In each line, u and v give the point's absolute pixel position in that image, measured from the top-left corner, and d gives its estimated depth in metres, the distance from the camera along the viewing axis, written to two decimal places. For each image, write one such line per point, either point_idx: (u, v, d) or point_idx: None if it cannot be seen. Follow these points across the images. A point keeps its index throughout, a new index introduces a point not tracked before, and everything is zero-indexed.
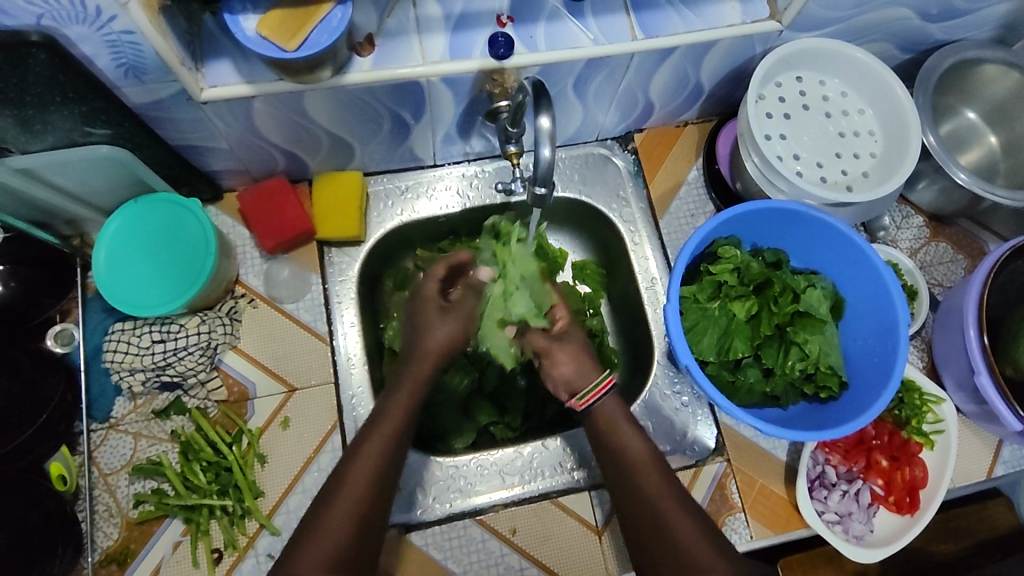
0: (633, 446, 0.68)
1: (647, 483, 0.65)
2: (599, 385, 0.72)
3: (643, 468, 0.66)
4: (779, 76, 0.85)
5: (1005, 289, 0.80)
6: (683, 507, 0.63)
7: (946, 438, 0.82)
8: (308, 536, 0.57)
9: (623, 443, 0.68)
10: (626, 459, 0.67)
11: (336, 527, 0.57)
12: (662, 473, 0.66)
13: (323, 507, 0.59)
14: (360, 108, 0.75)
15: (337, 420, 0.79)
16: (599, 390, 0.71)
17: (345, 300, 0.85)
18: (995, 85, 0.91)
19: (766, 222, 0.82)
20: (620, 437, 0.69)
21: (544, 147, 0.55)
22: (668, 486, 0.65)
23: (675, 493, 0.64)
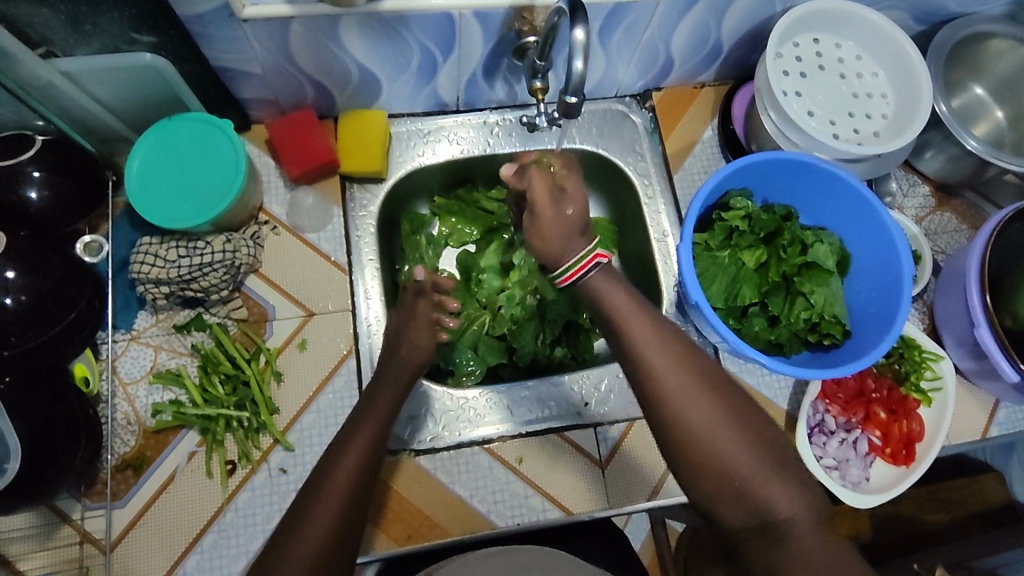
0: (663, 372, 0.61)
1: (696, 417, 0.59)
2: (582, 260, 0.69)
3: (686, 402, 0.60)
4: (796, 36, 0.87)
5: (1006, 250, 0.80)
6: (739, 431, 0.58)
7: (944, 395, 0.84)
8: (312, 491, 0.59)
9: (653, 374, 0.61)
10: (662, 393, 0.60)
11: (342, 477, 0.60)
12: (714, 400, 0.60)
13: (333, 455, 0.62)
14: (392, 39, 0.77)
15: (352, 346, 0.81)
16: (583, 266, 0.68)
17: (365, 234, 0.87)
18: (1002, 60, 0.94)
19: (779, 175, 0.84)
20: (652, 364, 0.61)
21: (578, 59, 0.58)
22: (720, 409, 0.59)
23: (722, 408, 0.59)
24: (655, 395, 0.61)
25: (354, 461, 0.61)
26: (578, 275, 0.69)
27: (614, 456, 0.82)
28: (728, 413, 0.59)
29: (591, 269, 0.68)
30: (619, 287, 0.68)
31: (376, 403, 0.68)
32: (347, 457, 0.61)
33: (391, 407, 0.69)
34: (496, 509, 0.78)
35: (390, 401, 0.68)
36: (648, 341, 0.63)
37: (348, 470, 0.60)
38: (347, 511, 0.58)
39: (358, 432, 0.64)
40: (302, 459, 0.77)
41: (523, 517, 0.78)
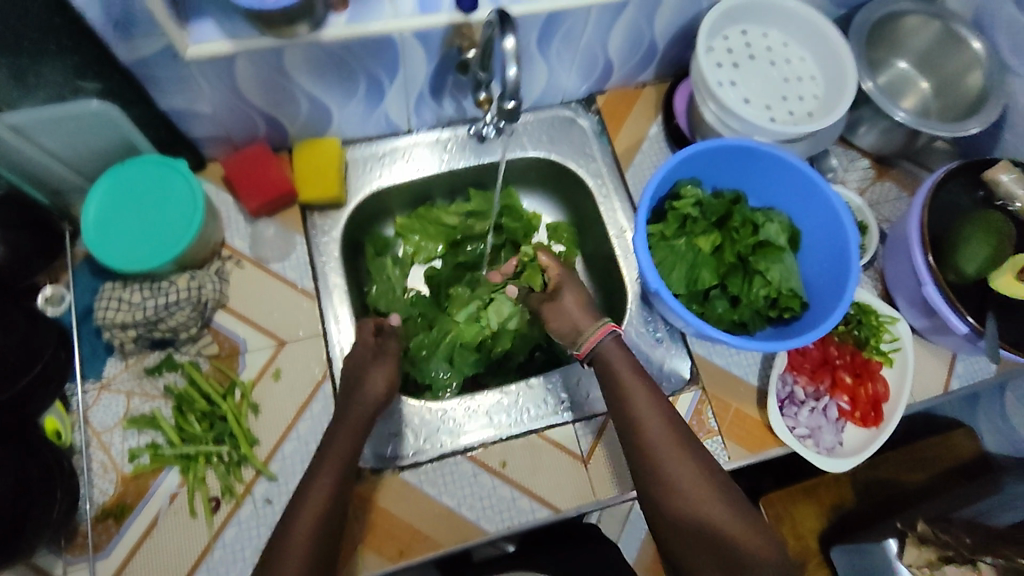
0: (639, 408, 0.71)
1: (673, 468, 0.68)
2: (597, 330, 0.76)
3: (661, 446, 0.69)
4: (725, 29, 0.91)
5: (942, 211, 0.84)
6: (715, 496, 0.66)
7: (903, 355, 0.88)
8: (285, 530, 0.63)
9: (629, 406, 0.72)
10: (639, 430, 0.70)
11: (308, 524, 0.62)
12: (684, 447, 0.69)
13: (301, 496, 0.65)
14: (338, 67, 0.79)
15: (327, 369, 0.82)
16: (601, 332, 0.76)
17: (330, 258, 0.89)
18: (918, 35, 1.00)
19: (724, 161, 0.87)
20: (634, 405, 0.71)
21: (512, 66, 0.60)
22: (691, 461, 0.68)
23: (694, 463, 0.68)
24: (638, 437, 0.70)
25: (322, 503, 0.64)
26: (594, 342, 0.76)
27: (595, 451, 0.83)
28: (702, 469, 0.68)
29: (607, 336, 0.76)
30: (625, 357, 0.75)
31: (342, 435, 0.69)
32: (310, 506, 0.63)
33: (350, 450, 0.69)
34: (485, 515, 0.79)
35: (350, 448, 0.68)
36: (645, 404, 0.71)
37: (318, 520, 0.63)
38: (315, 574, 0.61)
39: (325, 471, 0.66)
40: (286, 487, 0.76)
41: (513, 519, 0.79)
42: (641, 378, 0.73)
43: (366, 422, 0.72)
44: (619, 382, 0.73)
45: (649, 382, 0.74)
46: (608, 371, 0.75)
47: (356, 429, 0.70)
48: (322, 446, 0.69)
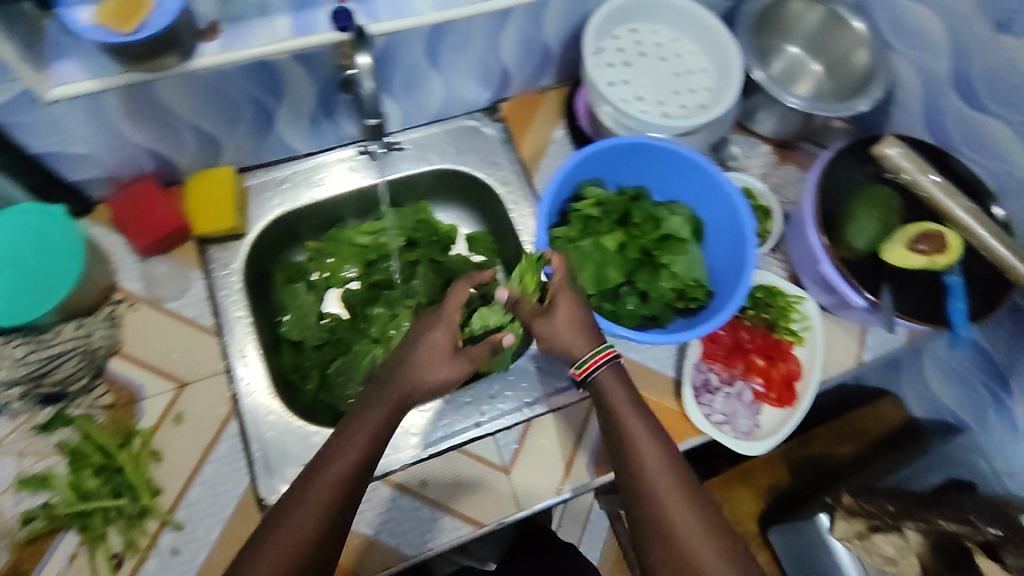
0: (631, 428, 0.69)
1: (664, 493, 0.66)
2: (598, 354, 0.72)
3: (650, 469, 0.67)
4: (613, 30, 0.92)
5: (834, 188, 0.85)
6: (703, 527, 0.64)
7: (814, 333, 0.89)
8: (254, 554, 0.60)
9: (622, 424, 0.70)
10: (631, 449, 0.68)
11: (282, 550, 0.59)
12: (677, 472, 0.67)
13: (277, 518, 0.62)
14: (218, 95, 0.77)
15: (232, 406, 0.79)
16: (596, 361, 0.72)
17: (232, 292, 0.86)
18: (803, 21, 1.03)
19: (621, 159, 0.87)
20: (626, 423, 0.70)
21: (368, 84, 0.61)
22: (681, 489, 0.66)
23: (685, 493, 0.66)
24: (630, 454, 0.68)
25: (300, 535, 0.60)
26: (590, 369, 0.72)
27: (517, 459, 0.82)
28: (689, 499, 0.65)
29: (603, 362, 0.72)
30: (620, 386, 0.72)
31: (338, 455, 0.65)
32: (289, 533, 0.60)
33: (349, 474, 0.64)
34: (406, 539, 0.77)
35: (349, 470, 0.64)
36: (637, 423, 0.69)
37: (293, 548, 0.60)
38: None
39: (308, 499, 0.62)
40: (193, 535, 0.73)
41: (436, 539, 0.77)
42: (635, 398, 0.71)
43: (370, 443, 0.67)
44: (609, 401, 0.71)
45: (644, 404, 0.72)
46: (602, 395, 0.72)
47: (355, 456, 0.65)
48: (314, 463, 0.65)
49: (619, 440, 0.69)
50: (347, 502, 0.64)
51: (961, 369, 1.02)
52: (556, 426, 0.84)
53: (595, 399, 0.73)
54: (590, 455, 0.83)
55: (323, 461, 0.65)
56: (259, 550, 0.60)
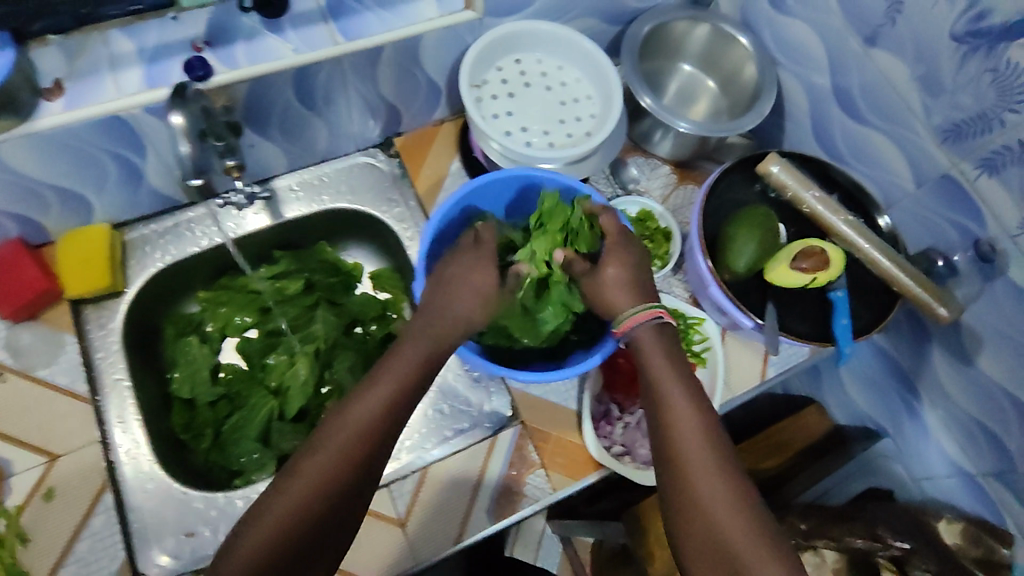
0: (669, 391, 0.64)
1: (696, 468, 0.60)
2: (639, 312, 0.68)
3: (685, 433, 0.62)
4: (496, 61, 0.91)
5: (720, 210, 0.86)
6: (738, 506, 0.58)
7: (714, 354, 0.88)
8: (265, 506, 0.56)
9: (661, 388, 0.65)
10: (668, 413, 0.63)
11: (286, 505, 0.55)
12: (715, 445, 0.61)
13: (293, 468, 0.57)
14: (73, 154, 0.73)
15: (108, 477, 0.76)
16: (638, 318, 0.68)
17: (110, 354, 0.82)
18: (692, 38, 1.01)
19: (508, 191, 0.86)
20: (665, 389, 0.65)
21: None
22: (720, 465, 0.60)
23: (721, 469, 0.60)
24: (665, 416, 0.64)
25: (313, 487, 0.56)
26: (634, 324, 0.68)
27: (412, 510, 0.80)
28: (726, 476, 0.59)
29: (646, 322, 0.68)
30: (662, 347, 0.67)
31: (368, 397, 0.62)
32: (300, 486, 0.56)
33: (376, 418, 0.60)
34: None
35: (380, 408, 0.61)
36: (675, 385, 0.65)
37: (303, 501, 0.55)
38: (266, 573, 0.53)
39: (325, 450, 0.58)
40: None
41: None
42: (681, 368, 0.66)
43: (403, 389, 0.63)
44: (648, 362, 0.66)
45: (689, 375, 0.66)
46: (640, 354, 0.68)
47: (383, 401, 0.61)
48: (339, 407, 0.62)
49: (659, 409, 0.64)
50: (373, 452, 0.59)
51: (875, 378, 1.02)
52: (455, 471, 0.83)
53: (635, 358, 0.68)
54: (489, 501, 0.81)
55: (348, 409, 0.61)
56: (271, 500, 0.56)
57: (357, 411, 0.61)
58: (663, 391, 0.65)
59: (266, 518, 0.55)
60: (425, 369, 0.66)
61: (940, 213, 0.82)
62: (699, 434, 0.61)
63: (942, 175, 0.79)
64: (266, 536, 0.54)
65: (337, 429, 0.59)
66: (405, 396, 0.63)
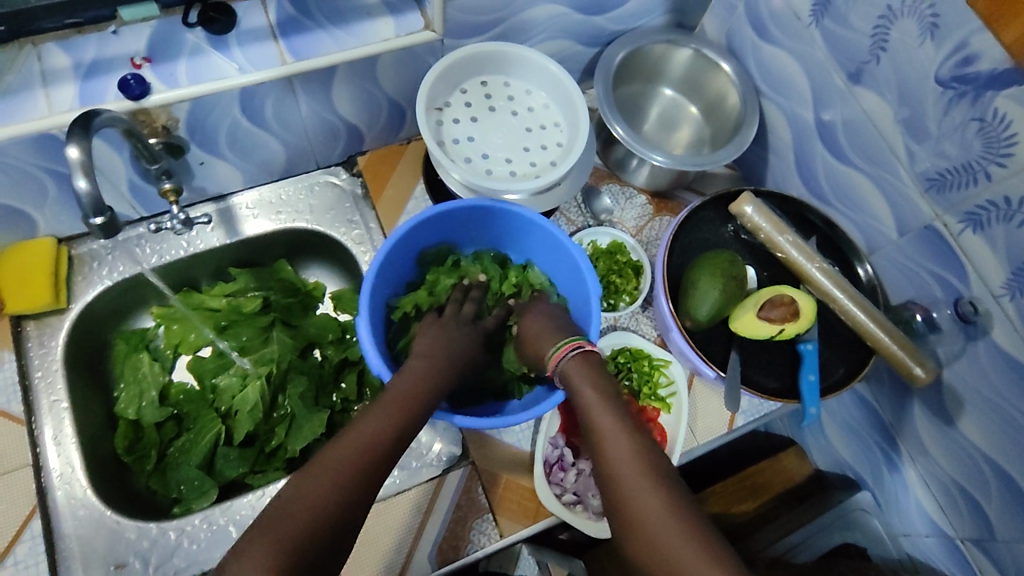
0: (595, 408, 0.61)
1: (628, 482, 0.55)
2: (559, 349, 0.68)
3: (614, 447, 0.58)
4: (462, 82, 0.88)
5: (689, 249, 0.82)
6: (678, 519, 0.53)
7: (679, 400, 0.84)
8: (288, 498, 0.52)
9: (588, 409, 0.62)
10: (596, 431, 0.60)
11: (314, 497, 0.52)
12: (650, 455, 0.57)
13: (318, 461, 0.54)
14: (5, 168, 0.71)
15: (38, 502, 0.74)
16: (560, 353, 0.68)
17: (49, 372, 0.80)
18: (672, 64, 0.99)
19: (469, 222, 0.83)
20: (591, 406, 0.62)
21: (80, 178, 0.59)
22: (657, 477, 0.55)
23: (658, 479, 0.55)
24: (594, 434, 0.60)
25: (336, 481, 0.53)
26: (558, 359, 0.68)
27: (351, 551, 0.76)
28: (663, 486, 0.55)
29: (569, 352, 0.67)
30: (590, 372, 0.65)
31: (391, 403, 0.61)
32: (325, 478, 0.53)
33: (396, 424, 0.60)
34: None
35: (400, 415, 0.60)
36: (600, 402, 0.62)
37: (331, 493, 0.52)
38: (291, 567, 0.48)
39: (350, 443, 0.56)
40: None
41: None
42: (607, 383, 0.63)
43: (421, 401, 0.63)
44: (578, 388, 0.64)
45: (616, 387, 0.63)
46: (568, 381, 0.66)
47: (402, 410, 0.61)
48: (358, 415, 0.60)
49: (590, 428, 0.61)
50: (392, 456, 0.58)
51: (853, 423, 0.97)
52: (398, 512, 0.79)
53: (565, 389, 0.66)
54: (432, 545, 0.77)
55: (365, 416, 0.59)
56: (291, 495, 0.52)
57: (375, 417, 0.59)
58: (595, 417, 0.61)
59: (290, 511, 0.51)
60: (439, 386, 0.66)
61: (926, 266, 0.77)
62: (637, 455, 0.57)
63: (926, 227, 0.76)
64: (293, 530, 0.50)
65: (355, 432, 0.57)
66: (418, 403, 0.63)
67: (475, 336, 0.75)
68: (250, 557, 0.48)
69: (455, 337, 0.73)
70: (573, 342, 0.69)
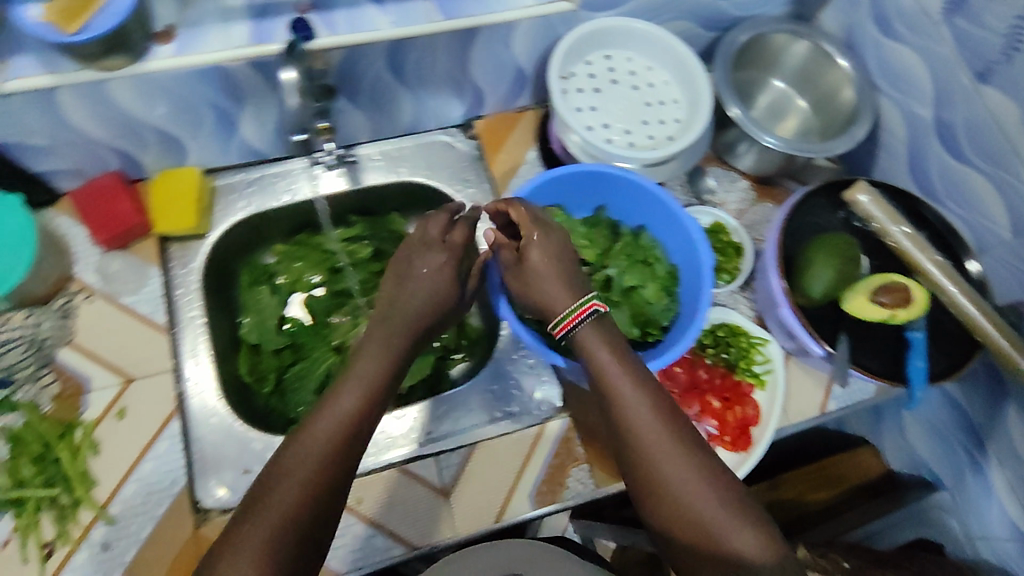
0: (619, 379, 0.67)
1: (652, 446, 0.63)
2: (578, 308, 0.72)
3: (638, 417, 0.64)
4: (587, 55, 0.91)
5: (799, 231, 0.84)
6: (704, 481, 0.60)
7: (775, 377, 0.87)
8: (278, 471, 0.58)
9: (611, 379, 0.67)
10: (620, 400, 0.66)
11: (299, 473, 0.57)
12: (671, 423, 0.64)
13: (302, 437, 0.60)
14: (174, 97, 0.78)
15: (176, 405, 0.80)
16: (572, 320, 0.71)
17: (189, 291, 0.87)
18: (790, 55, 1.00)
19: (584, 187, 0.87)
20: (615, 378, 0.67)
21: None
22: (681, 442, 0.63)
23: (682, 444, 0.63)
24: (616, 404, 0.66)
25: (317, 454, 0.59)
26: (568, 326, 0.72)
27: (457, 482, 0.82)
28: (687, 451, 0.62)
29: (584, 318, 0.71)
30: (602, 341, 0.70)
31: (359, 381, 0.66)
32: (307, 454, 0.59)
33: (361, 401, 0.64)
34: (337, 554, 0.77)
35: (366, 392, 0.65)
36: (624, 375, 0.67)
37: (313, 466, 0.58)
38: (283, 533, 0.54)
39: (326, 418, 0.62)
40: (126, 530, 0.74)
41: (365, 559, 0.77)
42: (624, 353, 0.69)
43: (378, 381, 0.67)
44: (597, 359, 0.69)
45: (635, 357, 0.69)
46: (582, 348, 0.70)
47: (366, 389, 0.65)
48: (332, 392, 0.65)
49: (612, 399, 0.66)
50: (362, 432, 0.63)
51: (940, 424, 0.97)
52: (501, 452, 0.84)
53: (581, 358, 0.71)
54: (531, 485, 0.82)
55: (338, 395, 0.64)
56: (281, 467, 0.58)
57: (339, 402, 0.63)
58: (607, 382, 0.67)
59: (282, 481, 0.57)
60: (391, 366, 0.69)
61: None
62: (658, 425, 0.63)
63: None
64: (287, 497, 0.56)
65: (331, 413, 0.62)
66: (381, 385, 0.67)
67: (452, 277, 0.79)
68: (255, 519, 0.54)
69: (431, 287, 0.77)
70: (590, 303, 0.73)
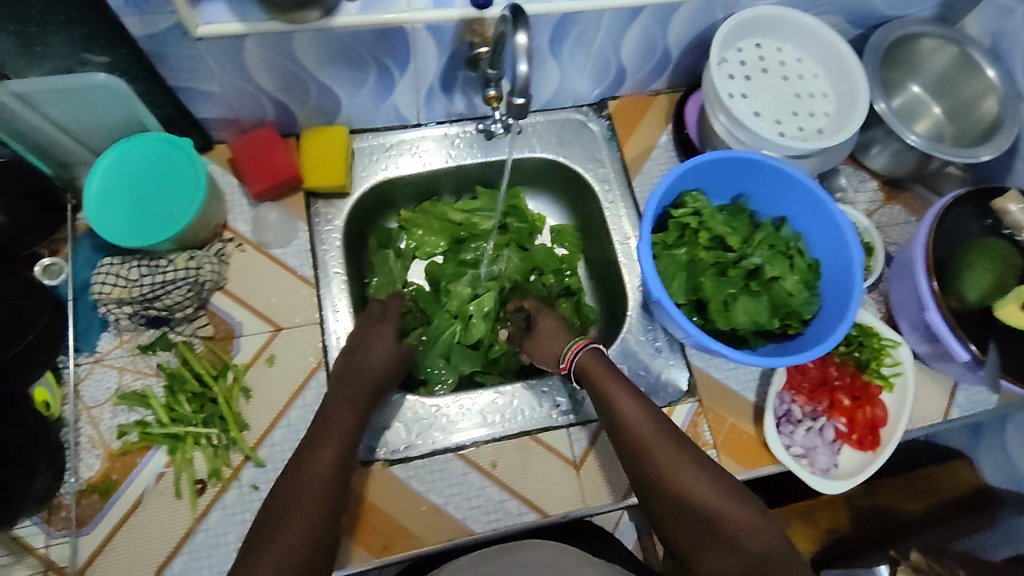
0: (619, 400, 0.74)
1: (654, 455, 0.70)
2: (576, 344, 0.80)
3: (640, 434, 0.72)
4: (739, 42, 0.91)
5: (946, 237, 0.84)
6: (708, 483, 0.68)
7: (904, 379, 0.86)
8: (277, 517, 0.62)
9: (612, 400, 0.75)
10: (622, 420, 0.73)
11: (300, 520, 0.62)
12: (671, 438, 0.72)
13: (293, 485, 0.65)
14: (346, 55, 0.79)
15: (322, 359, 0.82)
16: (574, 350, 0.80)
17: (331, 247, 0.88)
18: (932, 59, 0.99)
19: (731, 173, 0.86)
20: (619, 401, 0.74)
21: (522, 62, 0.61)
22: (680, 452, 0.71)
23: (681, 451, 0.71)
24: (620, 423, 0.74)
25: (316, 490, 0.64)
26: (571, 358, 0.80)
27: (588, 456, 0.83)
28: (688, 457, 0.70)
29: (581, 350, 0.80)
30: (603, 366, 0.78)
31: (334, 426, 0.70)
32: (303, 497, 0.63)
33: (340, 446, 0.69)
34: (472, 514, 0.79)
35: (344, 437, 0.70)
36: (627, 399, 0.74)
37: (310, 506, 0.63)
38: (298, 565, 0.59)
39: (317, 461, 0.67)
40: (274, 474, 0.76)
41: (500, 521, 0.79)
42: (621, 379, 0.76)
43: (351, 426, 0.72)
44: (599, 382, 0.77)
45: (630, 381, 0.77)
46: (584, 373, 0.78)
47: (342, 436, 0.70)
48: (308, 442, 0.69)
49: (616, 418, 0.74)
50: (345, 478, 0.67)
51: None
52: None
53: (583, 382, 0.79)
54: None
55: (317, 445, 0.69)
56: (280, 512, 0.63)
57: (321, 452, 0.68)
58: (620, 417, 0.74)
59: (289, 522, 0.62)
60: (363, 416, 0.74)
61: None
62: (658, 437, 0.71)
63: None
64: (296, 536, 0.61)
65: (312, 462, 0.67)
66: (354, 431, 0.71)
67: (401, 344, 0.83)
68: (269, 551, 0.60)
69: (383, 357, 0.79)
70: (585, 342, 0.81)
